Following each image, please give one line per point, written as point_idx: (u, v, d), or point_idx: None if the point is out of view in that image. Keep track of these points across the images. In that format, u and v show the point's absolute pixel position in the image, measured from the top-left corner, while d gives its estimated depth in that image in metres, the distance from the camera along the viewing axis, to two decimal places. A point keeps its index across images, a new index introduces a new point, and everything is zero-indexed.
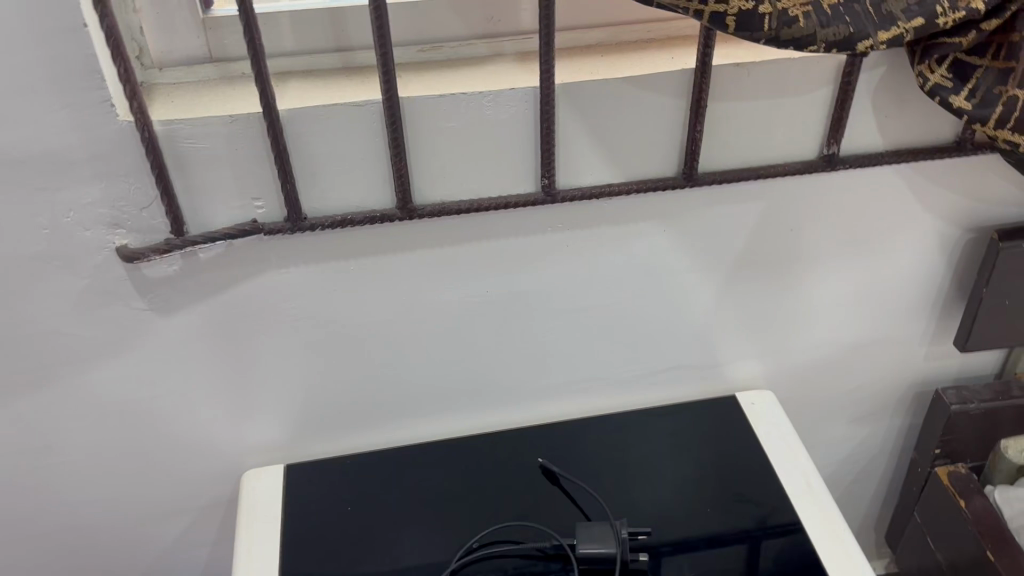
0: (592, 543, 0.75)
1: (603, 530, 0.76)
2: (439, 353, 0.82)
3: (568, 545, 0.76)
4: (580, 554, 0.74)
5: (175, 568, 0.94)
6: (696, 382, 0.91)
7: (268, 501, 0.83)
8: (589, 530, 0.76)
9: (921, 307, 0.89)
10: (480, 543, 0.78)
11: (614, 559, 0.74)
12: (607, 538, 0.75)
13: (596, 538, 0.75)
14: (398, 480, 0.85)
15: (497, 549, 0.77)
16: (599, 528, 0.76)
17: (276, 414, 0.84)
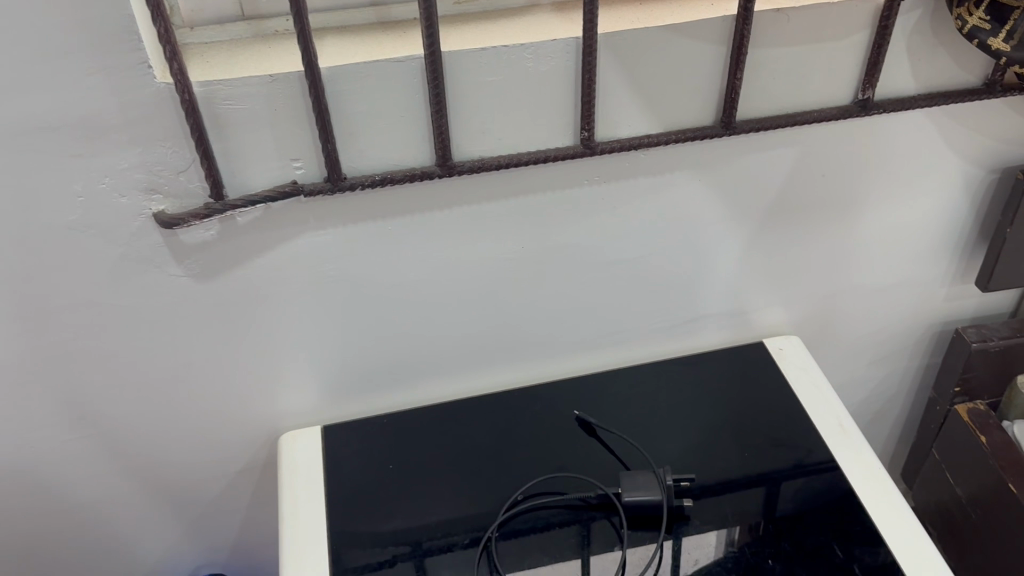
0: (638, 493, 0.76)
1: (647, 479, 0.78)
2: (473, 310, 0.82)
3: (614, 495, 0.78)
4: (626, 503, 0.76)
5: (210, 531, 0.95)
6: (723, 330, 0.92)
7: (308, 462, 0.83)
8: (633, 479, 0.78)
9: (943, 248, 0.90)
10: (525, 496, 0.80)
11: (660, 506, 0.76)
12: (652, 486, 0.77)
13: (642, 488, 0.77)
14: (435, 438, 0.86)
15: (544, 501, 0.78)
16: (642, 476, 0.78)
17: (310, 376, 0.84)
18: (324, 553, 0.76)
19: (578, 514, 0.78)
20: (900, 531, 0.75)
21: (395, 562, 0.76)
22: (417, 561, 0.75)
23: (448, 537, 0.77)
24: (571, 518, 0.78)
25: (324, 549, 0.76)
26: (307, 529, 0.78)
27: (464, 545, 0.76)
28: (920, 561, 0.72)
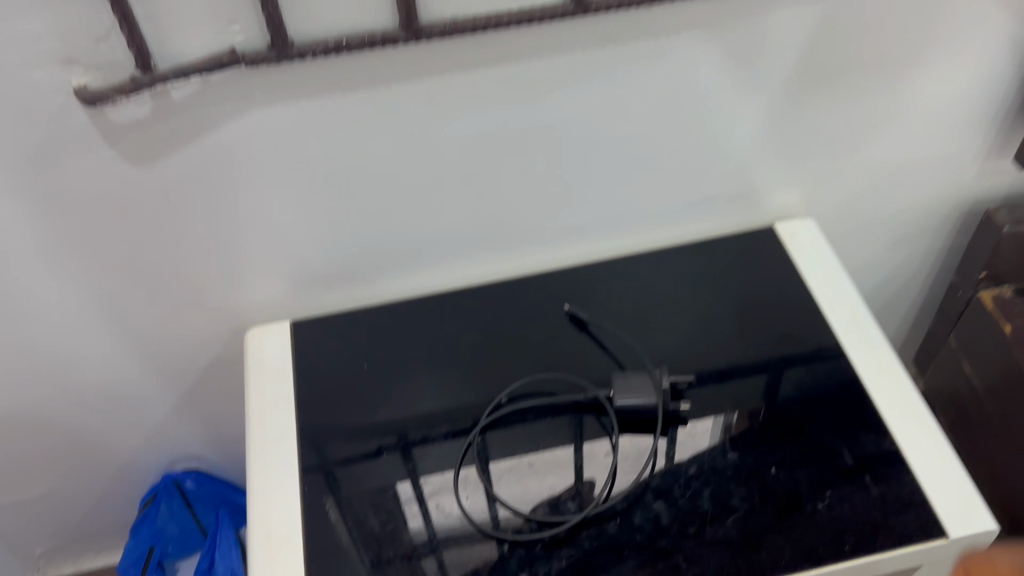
0: (629, 397, 0.71)
1: (638, 381, 0.72)
2: (453, 195, 0.74)
3: (605, 399, 0.72)
4: (617, 407, 0.71)
5: (184, 428, 0.90)
6: (730, 213, 0.84)
7: (278, 357, 0.78)
8: (625, 382, 0.72)
9: (982, 120, 0.80)
10: (509, 401, 0.74)
11: (654, 409, 0.71)
12: (645, 389, 0.72)
13: (633, 390, 0.71)
14: (415, 334, 0.81)
15: (529, 404, 0.73)
16: (634, 379, 0.72)
17: (276, 266, 0.77)
18: (296, 457, 0.72)
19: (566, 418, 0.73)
20: (917, 437, 0.69)
21: (380, 454, 0.72)
22: (403, 451, 0.72)
23: (431, 431, 0.74)
24: (558, 420, 0.73)
25: (295, 452, 0.72)
26: (279, 432, 0.73)
27: (447, 436, 0.73)
28: (936, 474, 0.66)
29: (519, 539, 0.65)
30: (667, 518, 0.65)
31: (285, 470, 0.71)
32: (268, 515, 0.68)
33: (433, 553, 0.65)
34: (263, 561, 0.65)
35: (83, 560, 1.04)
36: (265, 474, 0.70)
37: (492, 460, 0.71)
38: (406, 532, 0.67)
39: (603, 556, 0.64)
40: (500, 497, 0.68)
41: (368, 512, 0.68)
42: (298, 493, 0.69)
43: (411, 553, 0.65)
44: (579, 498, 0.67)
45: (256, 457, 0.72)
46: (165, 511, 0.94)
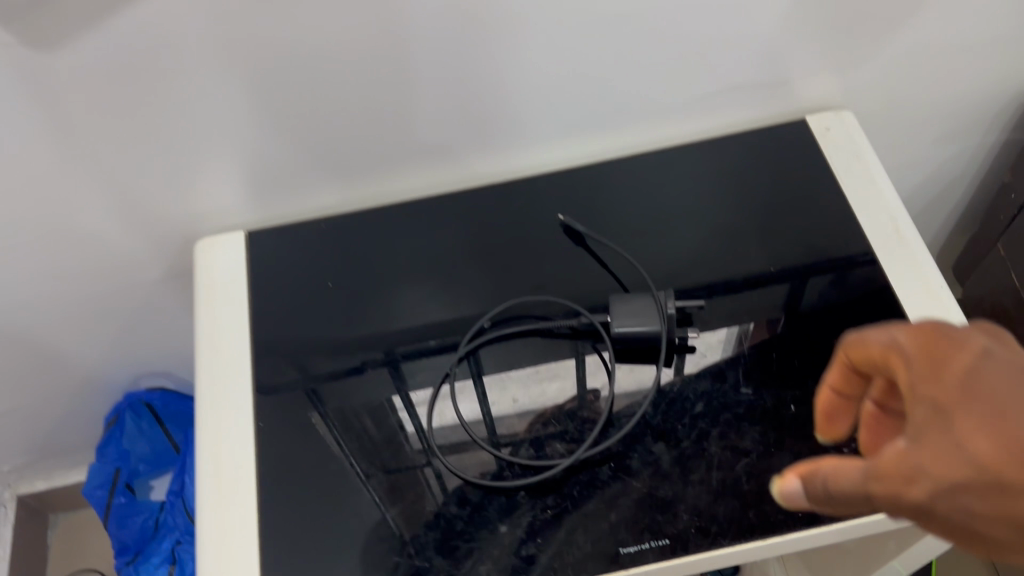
0: (629, 323, 0.62)
1: (642, 304, 0.62)
2: (428, 83, 0.63)
3: (600, 324, 0.64)
4: (614, 335, 0.62)
5: (147, 340, 0.83)
6: (754, 102, 0.72)
7: (229, 274, 0.71)
8: (626, 306, 0.62)
9: None
10: (493, 322, 0.66)
11: (658, 338, 0.61)
12: (650, 313, 0.62)
13: (636, 315, 0.62)
14: (388, 245, 0.73)
15: (513, 329, 0.65)
16: (638, 301, 0.63)
17: (228, 167, 0.67)
18: (251, 395, 0.65)
19: (557, 345, 0.65)
20: None
21: (364, 369, 0.66)
22: (391, 366, 0.66)
23: (420, 344, 0.67)
24: (547, 349, 0.65)
25: (249, 391, 0.65)
26: (227, 354, 0.66)
27: (434, 349, 0.67)
28: None
29: (503, 486, 0.57)
30: (668, 465, 0.57)
31: (238, 410, 0.64)
32: (219, 460, 0.61)
33: (432, 460, 0.60)
34: (212, 511, 0.59)
35: (54, 478, 0.98)
36: (216, 413, 0.63)
37: (485, 375, 0.64)
38: (405, 441, 0.61)
39: (594, 506, 0.56)
40: (495, 411, 0.62)
41: (361, 428, 0.63)
42: (254, 436, 0.62)
43: (415, 462, 0.60)
44: (573, 425, 0.60)
45: (206, 396, 0.64)
46: (131, 430, 0.88)
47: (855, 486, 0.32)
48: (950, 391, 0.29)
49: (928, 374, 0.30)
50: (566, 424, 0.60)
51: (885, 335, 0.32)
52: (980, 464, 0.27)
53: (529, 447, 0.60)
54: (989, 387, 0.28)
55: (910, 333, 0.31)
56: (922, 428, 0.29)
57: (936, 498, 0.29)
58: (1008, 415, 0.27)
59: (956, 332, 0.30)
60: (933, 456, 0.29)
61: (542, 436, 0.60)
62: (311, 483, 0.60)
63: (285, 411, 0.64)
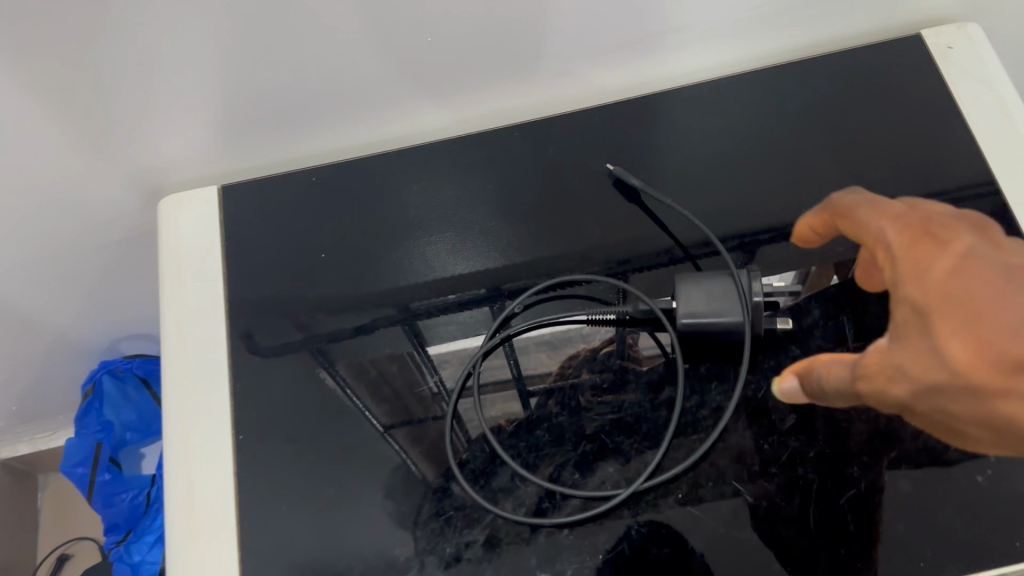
0: (703, 312, 0.49)
1: (719, 288, 0.49)
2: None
3: (662, 311, 0.51)
4: (682, 327, 0.49)
5: (123, 299, 0.72)
6: (857, 12, 0.57)
7: (196, 246, 0.58)
8: (697, 289, 0.49)
9: None
10: (525, 309, 0.55)
11: (740, 333, 0.49)
12: (729, 300, 0.49)
13: (711, 302, 0.49)
14: (397, 196, 0.60)
15: (549, 318, 0.54)
16: (713, 284, 0.49)
17: (199, 109, 0.54)
18: (228, 410, 0.53)
19: (609, 330, 0.53)
20: None
21: (375, 326, 0.56)
22: (404, 314, 0.56)
23: (438, 298, 0.56)
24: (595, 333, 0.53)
25: (230, 402, 0.53)
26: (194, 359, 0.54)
27: (454, 305, 0.56)
28: None
29: (542, 522, 0.47)
30: (750, 501, 0.46)
31: (214, 423, 0.53)
32: (191, 484, 0.51)
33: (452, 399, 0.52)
34: (183, 550, 0.49)
35: (39, 440, 0.90)
36: (186, 431, 0.52)
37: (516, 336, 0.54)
38: (432, 385, 0.53)
39: (657, 551, 0.46)
40: (518, 340, 0.54)
41: (380, 373, 0.54)
42: (235, 460, 0.52)
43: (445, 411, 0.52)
44: (631, 443, 0.49)
45: (173, 409, 0.53)
46: (110, 396, 0.78)
47: (847, 381, 0.43)
48: (927, 293, 0.39)
49: (907, 252, 0.41)
50: (609, 377, 0.52)
51: (874, 223, 0.45)
52: (956, 370, 0.37)
53: (572, 459, 0.49)
54: (964, 294, 0.38)
55: (894, 225, 0.43)
56: (907, 331, 0.40)
57: (914, 395, 0.40)
58: (959, 313, 0.37)
59: (931, 227, 0.42)
60: (912, 361, 0.39)
61: (593, 424, 0.50)
62: (311, 515, 0.50)
63: (276, 421, 0.53)
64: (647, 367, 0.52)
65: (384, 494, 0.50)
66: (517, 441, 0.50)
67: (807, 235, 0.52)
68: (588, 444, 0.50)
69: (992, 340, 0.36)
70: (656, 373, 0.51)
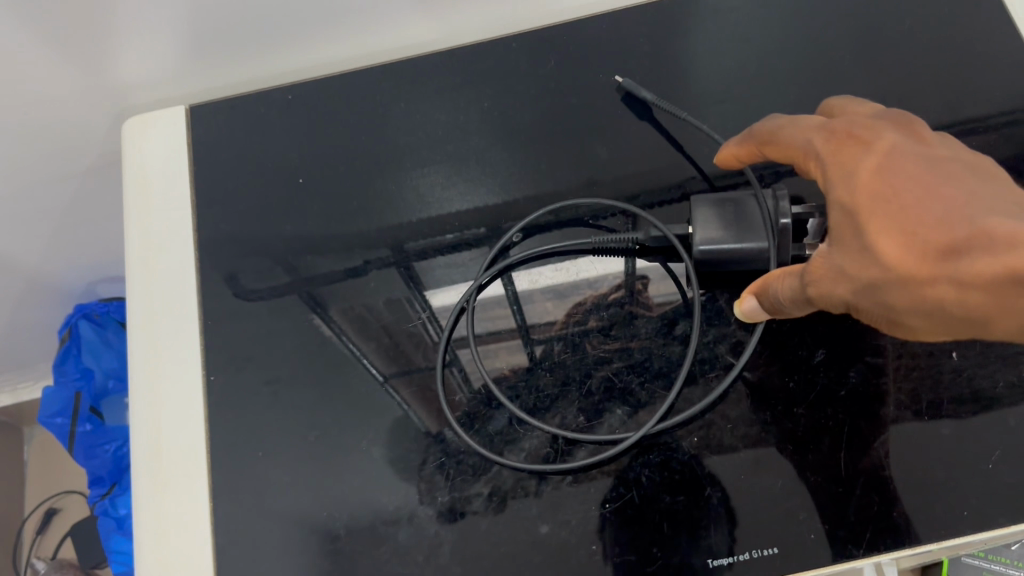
0: (722, 238, 0.44)
1: (741, 212, 0.44)
2: None
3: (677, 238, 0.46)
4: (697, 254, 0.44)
5: (98, 236, 0.68)
6: None
7: (163, 173, 0.53)
8: (716, 214, 0.44)
9: None
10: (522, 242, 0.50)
11: (765, 261, 0.43)
12: (752, 225, 0.44)
13: (730, 227, 0.44)
14: (384, 117, 0.55)
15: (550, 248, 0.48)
16: (734, 208, 0.44)
17: (168, 22, 0.48)
18: (199, 351, 0.49)
19: (619, 262, 0.48)
20: None
21: (368, 271, 0.51)
22: (397, 251, 0.51)
23: (434, 238, 0.51)
24: (604, 266, 0.49)
25: (200, 341, 0.49)
26: (161, 295, 0.50)
27: (450, 246, 0.51)
28: None
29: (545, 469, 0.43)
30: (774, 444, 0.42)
31: (181, 364, 0.48)
32: (157, 430, 0.46)
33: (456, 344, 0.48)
34: (150, 502, 0.45)
35: (19, 392, 0.86)
36: (151, 375, 0.47)
37: (516, 274, 0.49)
38: (422, 320, 0.49)
39: (671, 500, 0.42)
40: (519, 274, 0.49)
41: (371, 317, 0.49)
42: (204, 403, 0.47)
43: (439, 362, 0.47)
44: (641, 384, 0.45)
45: (139, 350, 0.48)
46: (90, 342, 0.74)
47: (797, 297, 0.38)
48: (857, 194, 0.36)
49: (834, 156, 0.38)
50: (620, 314, 0.47)
51: (802, 138, 0.40)
52: (887, 266, 0.34)
53: (578, 402, 0.45)
54: (891, 193, 0.35)
55: (821, 132, 0.40)
56: (842, 235, 0.36)
57: (853, 296, 0.36)
58: (889, 210, 0.34)
59: (859, 131, 0.38)
60: (847, 262, 0.36)
61: (602, 367, 0.46)
62: (290, 463, 0.46)
63: (253, 362, 0.48)
64: (660, 304, 0.47)
65: (369, 440, 0.46)
66: (516, 383, 0.46)
67: (732, 163, 0.46)
68: (595, 386, 0.45)
69: (917, 233, 0.33)
70: (670, 310, 0.47)
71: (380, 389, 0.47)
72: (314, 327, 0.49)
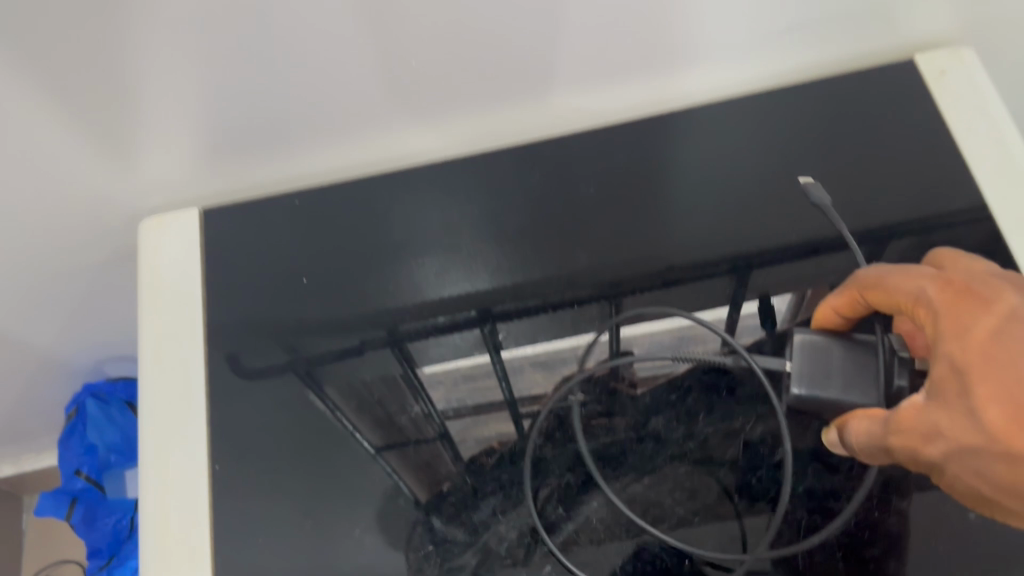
0: (828, 385, 0.43)
1: (856, 357, 0.43)
2: (421, 24, 0.48)
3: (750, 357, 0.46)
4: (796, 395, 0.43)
5: (107, 320, 0.71)
6: (846, 42, 0.57)
7: (176, 269, 0.58)
8: (825, 356, 0.43)
9: None
10: (509, 332, 0.55)
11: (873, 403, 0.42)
12: (866, 375, 0.43)
13: (840, 374, 0.43)
14: (384, 216, 0.59)
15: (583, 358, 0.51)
16: (848, 352, 0.43)
17: (176, 131, 0.53)
18: (206, 435, 0.52)
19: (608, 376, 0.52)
20: None
21: (363, 351, 0.55)
22: (393, 342, 0.55)
23: (425, 321, 0.56)
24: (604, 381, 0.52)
25: (205, 423, 0.53)
26: (168, 379, 0.54)
27: (443, 328, 0.55)
28: None
29: None
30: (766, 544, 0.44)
31: (187, 446, 0.52)
32: (164, 513, 0.49)
33: (445, 435, 0.51)
34: None
35: (24, 463, 0.89)
36: (160, 458, 0.51)
37: (502, 351, 0.54)
38: (416, 411, 0.53)
39: None
40: (507, 358, 0.54)
41: (368, 397, 0.53)
42: (207, 487, 0.51)
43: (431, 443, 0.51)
44: (614, 475, 0.48)
45: (147, 435, 0.52)
46: (94, 419, 0.77)
47: (878, 436, 0.40)
48: (967, 352, 0.36)
49: (949, 309, 0.38)
50: (600, 404, 0.51)
51: (910, 283, 0.41)
52: (994, 433, 0.35)
53: (556, 492, 0.48)
54: (1008, 359, 0.35)
55: (934, 282, 0.40)
56: (943, 386, 0.37)
57: (949, 454, 0.37)
58: (1002, 377, 0.35)
59: (975, 285, 0.39)
60: (948, 421, 0.37)
61: (580, 456, 0.49)
62: (284, 547, 0.48)
63: (253, 450, 0.52)
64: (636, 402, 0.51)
65: (361, 529, 0.49)
66: (499, 472, 0.49)
67: (834, 318, 0.45)
68: (572, 476, 0.48)
69: None
70: (643, 406, 0.51)
71: (369, 478, 0.50)
72: (309, 416, 0.53)
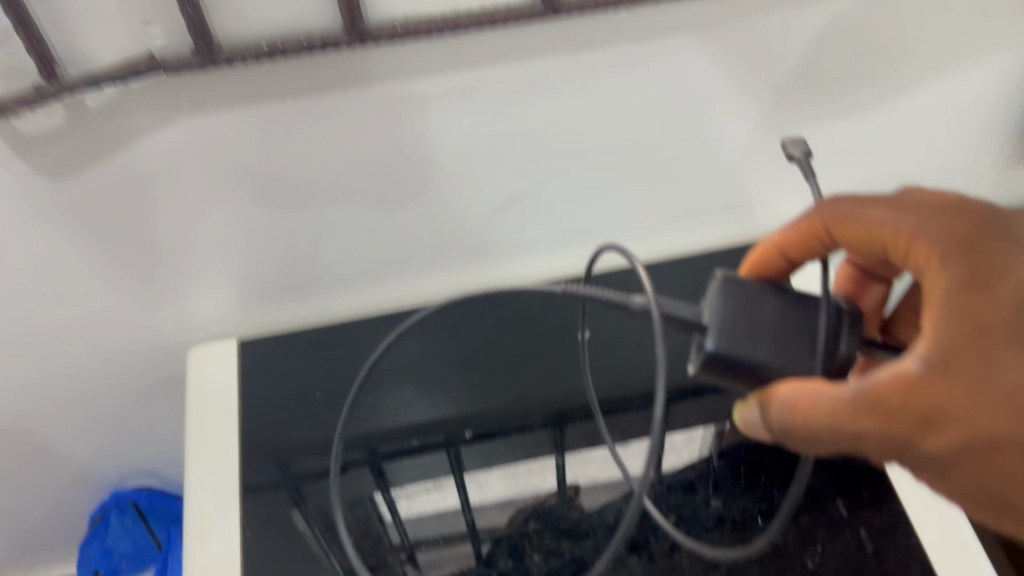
0: (753, 346, 0.45)
1: (787, 320, 0.46)
2: (412, 205, 0.68)
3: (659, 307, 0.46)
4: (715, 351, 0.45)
5: (136, 444, 0.86)
6: (719, 227, 0.78)
7: (217, 384, 0.74)
8: (751, 313, 0.45)
9: (981, 128, 0.74)
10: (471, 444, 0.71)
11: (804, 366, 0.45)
12: (795, 342, 0.46)
13: (769, 339, 0.45)
14: (377, 347, 0.77)
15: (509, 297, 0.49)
16: (782, 314, 0.46)
17: (222, 279, 0.71)
18: (240, 507, 0.67)
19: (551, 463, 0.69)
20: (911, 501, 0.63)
21: (344, 471, 0.69)
22: (373, 468, 0.70)
23: (401, 444, 0.71)
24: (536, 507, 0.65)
25: (238, 499, 0.67)
26: (211, 462, 0.69)
27: (413, 450, 0.71)
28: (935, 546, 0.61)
29: None
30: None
31: (224, 514, 0.66)
32: (206, 565, 0.63)
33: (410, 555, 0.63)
34: None
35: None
36: (204, 523, 0.66)
37: (464, 474, 0.69)
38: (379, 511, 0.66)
39: None
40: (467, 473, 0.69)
41: (341, 521, 0.66)
42: (240, 542, 0.65)
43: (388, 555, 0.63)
44: (552, 541, 0.63)
45: (194, 504, 0.67)
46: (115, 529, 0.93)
47: (842, 409, 0.42)
48: (994, 320, 0.39)
49: (968, 264, 0.40)
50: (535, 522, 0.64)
51: (895, 216, 0.45)
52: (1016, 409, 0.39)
53: (505, 554, 0.62)
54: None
55: (932, 222, 0.43)
56: (961, 357, 0.39)
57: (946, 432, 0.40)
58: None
59: (978, 225, 0.42)
60: (963, 397, 0.39)
61: (519, 537, 0.63)
62: None
63: (263, 529, 0.66)
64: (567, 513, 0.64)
65: None
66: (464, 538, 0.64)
67: (775, 256, 0.51)
68: (511, 539, 0.63)
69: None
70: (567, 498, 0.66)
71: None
72: (287, 532, 0.65)
